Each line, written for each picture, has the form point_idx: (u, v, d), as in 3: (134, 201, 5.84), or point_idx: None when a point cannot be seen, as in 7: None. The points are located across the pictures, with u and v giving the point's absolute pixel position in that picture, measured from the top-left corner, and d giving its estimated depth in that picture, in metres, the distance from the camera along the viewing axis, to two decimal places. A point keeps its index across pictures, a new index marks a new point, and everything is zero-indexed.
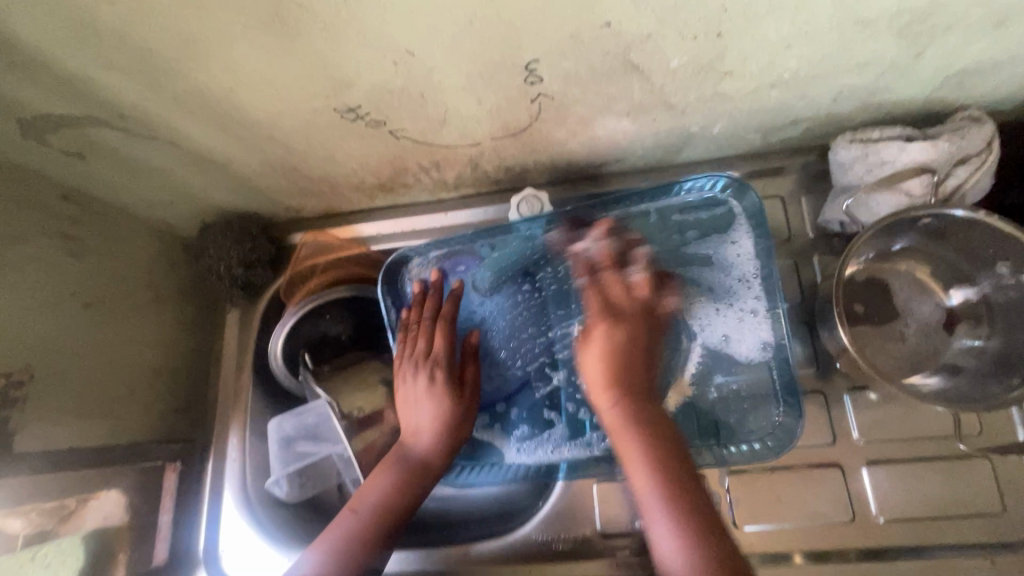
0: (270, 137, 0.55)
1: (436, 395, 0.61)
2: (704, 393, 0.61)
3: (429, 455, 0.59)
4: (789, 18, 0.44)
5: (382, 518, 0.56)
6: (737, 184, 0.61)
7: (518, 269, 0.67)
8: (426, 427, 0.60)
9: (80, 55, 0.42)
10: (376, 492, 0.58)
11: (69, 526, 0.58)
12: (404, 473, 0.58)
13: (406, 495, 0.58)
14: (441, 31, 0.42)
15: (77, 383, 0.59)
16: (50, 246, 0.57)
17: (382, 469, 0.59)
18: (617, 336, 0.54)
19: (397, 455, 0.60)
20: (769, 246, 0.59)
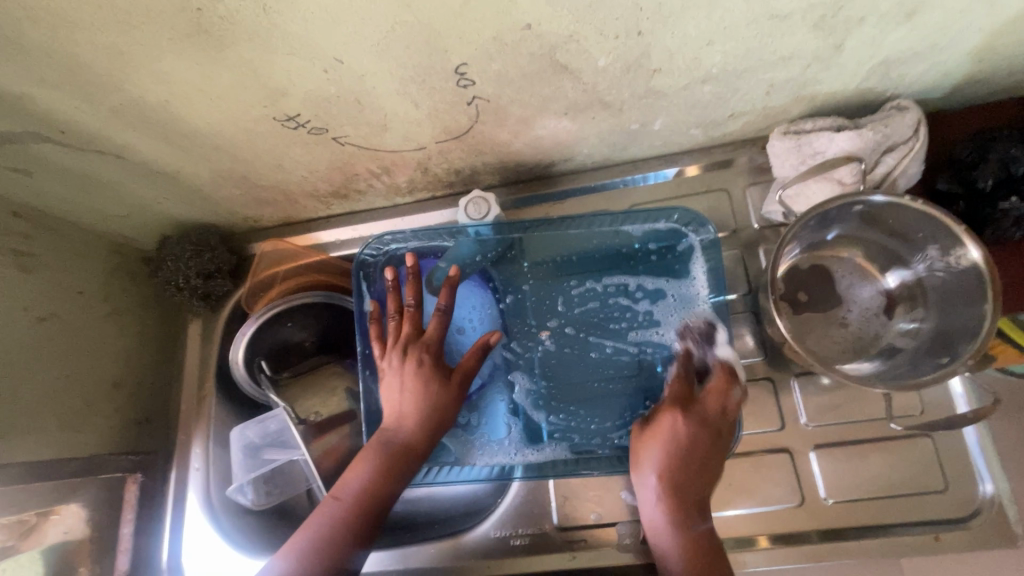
0: (215, 148, 0.56)
1: (419, 378, 0.60)
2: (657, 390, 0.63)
3: (413, 440, 0.58)
4: (703, 14, 0.46)
5: (365, 505, 0.56)
6: (697, 218, 0.64)
7: (470, 269, 0.69)
8: (409, 410, 0.59)
9: (11, 72, 0.43)
10: (358, 479, 0.56)
11: (30, 541, 0.59)
12: (388, 459, 0.57)
13: (390, 480, 0.57)
14: (365, 38, 0.44)
15: (31, 396, 0.59)
16: (1, 262, 0.58)
17: (366, 455, 0.58)
18: (704, 436, 0.55)
19: (379, 439, 0.59)
20: (722, 273, 0.62)
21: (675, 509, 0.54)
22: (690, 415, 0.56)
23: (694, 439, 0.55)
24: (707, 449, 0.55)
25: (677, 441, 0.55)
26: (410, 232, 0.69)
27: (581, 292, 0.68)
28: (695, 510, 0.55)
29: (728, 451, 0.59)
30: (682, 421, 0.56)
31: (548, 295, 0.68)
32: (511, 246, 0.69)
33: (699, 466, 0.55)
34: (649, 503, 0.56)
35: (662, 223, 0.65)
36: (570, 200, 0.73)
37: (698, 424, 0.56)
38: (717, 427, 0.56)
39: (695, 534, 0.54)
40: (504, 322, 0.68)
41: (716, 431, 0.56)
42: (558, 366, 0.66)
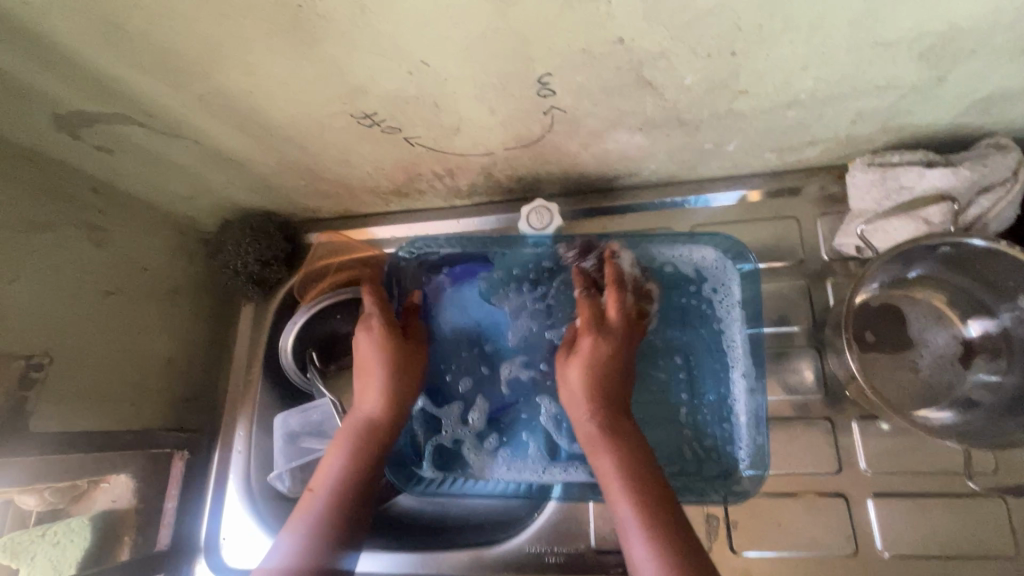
0: (288, 140, 0.57)
1: (388, 372, 0.60)
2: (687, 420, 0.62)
3: (382, 430, 0.59)
4: (804, 37, 0.44)
5: (344, 499, 0.55)
6: (736, 247, 0.62)
7: (505, 281, 0.68)
8: (371, 401, 0.60)
9: (111, 57, 0.44)
10: (335, 467, 0.57)
11: (79, 507, 0.62)
12: (362, 447, 0.58)
13: (367, 473, 0.57)
14: (455, 42, 0.43)
15: (92, 367, 0.61)
16: (76, 235, 0.60)
17: (337, 443, 0.58)
18: (600, 384, 0.54)
19: (351, 426, 0.59)
20: (756, 293, 0.61)
21: (631, 473, 0.48)
22: (603, 358, 0.55)
23: (605, 386, 0.54)
24: (606, 389, 0.54)
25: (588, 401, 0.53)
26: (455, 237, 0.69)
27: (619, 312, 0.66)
28: (653, 490, 0.48)
29: (756, 492, 0.57)
30: (586, 347, 0.56)
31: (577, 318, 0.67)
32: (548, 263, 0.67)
33: (619, 412, 0.53)
34: (626, 519, 0.46)
35: (706, 256, 0.63)
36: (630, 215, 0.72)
37: (583, 366, 0.55)
38: (620, 372, 0.56)
39: (657, 502, 0.47)
40: (529, 340, 0.67)
41: (624, 372, 0.56)
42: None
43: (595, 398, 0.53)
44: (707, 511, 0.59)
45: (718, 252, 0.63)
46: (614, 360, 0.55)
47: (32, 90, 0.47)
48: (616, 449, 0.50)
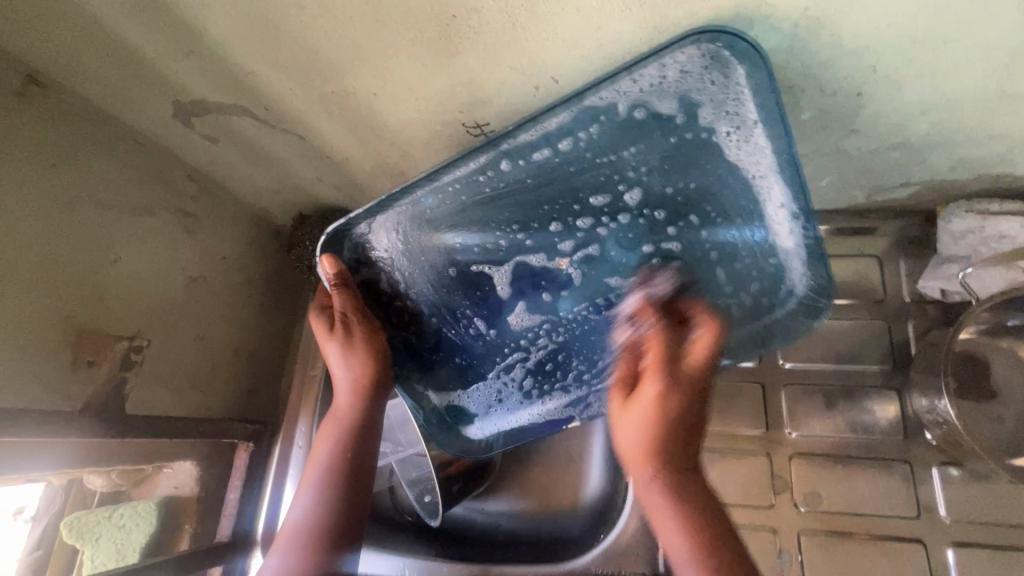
0: (391, 142, 0.57)
1: (343, 363, 0.59)
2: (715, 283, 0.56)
3: (359, 415, 0.59)
4: (934, 84, 0.44)
5: (334, 484, 0.56)
6: (741, 46, 0.37)
7: (475, 222, 0.55)
8: (342, 391, 0.60)
9: (252, 50, 0.44)
10: (324, 453, 0.58)
11: (142, 489, 0.64)
12: (347, 432, 0.59)
13: (354, 460, 0.58)
14: (592, 63, 0.44)
15: (176, 353, 0.61)
16: (173, 221, 0.60)
17: (325, 432, 0.60)
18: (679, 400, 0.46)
19: (335, 416, 0.60)
20: (792, 140, 0.42)
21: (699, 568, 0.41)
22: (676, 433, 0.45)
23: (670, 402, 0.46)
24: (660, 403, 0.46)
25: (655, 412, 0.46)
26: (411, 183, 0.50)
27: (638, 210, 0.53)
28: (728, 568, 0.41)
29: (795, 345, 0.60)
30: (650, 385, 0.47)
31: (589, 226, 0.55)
32: (542, 161, 0.49)
33: (671, 462, 0.45)
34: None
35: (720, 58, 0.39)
36: None
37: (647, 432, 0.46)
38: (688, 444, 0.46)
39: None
40: (540, 267, 0.59)
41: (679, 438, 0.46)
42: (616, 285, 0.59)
43: (651, 452, 0.45)
44: (781, 545, 0.60)
45: (706, 48, 0.39)
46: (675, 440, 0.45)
47: (164, 76, 0.48)
48: (690, 527, 0.43)
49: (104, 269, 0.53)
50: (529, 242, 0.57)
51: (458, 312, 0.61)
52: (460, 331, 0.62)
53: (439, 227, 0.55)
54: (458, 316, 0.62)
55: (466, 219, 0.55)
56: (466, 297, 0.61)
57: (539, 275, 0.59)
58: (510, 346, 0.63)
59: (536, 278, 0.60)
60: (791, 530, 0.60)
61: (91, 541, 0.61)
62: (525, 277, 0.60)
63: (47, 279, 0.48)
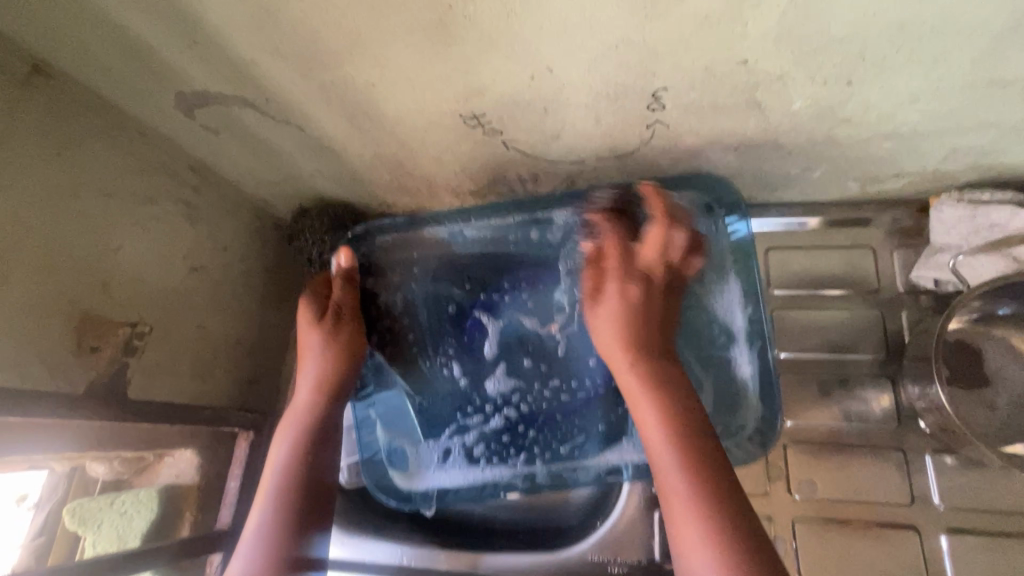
0: (389, 133, 0.58)
1: (319, 357, 0.63)
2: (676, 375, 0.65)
3: (322, 411, 0.61)
4: (922, 72, 0.45)
5: (294, 485, 0.56)
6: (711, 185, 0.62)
7: (490, 264, 0.70)
8: (305, 389, 0.62)
9: (253, 41, 0.45)
10: (281, 454, 0.58)
11: (143, 479, 0.64)
12: (309, 433, 0.60)
13: (315, 455, 0.59)
14: (585, 51, 0.44)
15: (179, 341, 0.62)
16: (175, 211, 0.61)
17: (282, 434, 0.60)
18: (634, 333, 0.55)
19: (294, 418, 0.61)
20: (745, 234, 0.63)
21: (671, 439, 0.47)
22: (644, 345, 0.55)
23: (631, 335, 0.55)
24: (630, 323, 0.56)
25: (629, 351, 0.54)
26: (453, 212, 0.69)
27: None
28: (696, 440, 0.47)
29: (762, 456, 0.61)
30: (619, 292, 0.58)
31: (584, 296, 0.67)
32: (553, 241, 0.68)
33: (635, 355, 0.54)
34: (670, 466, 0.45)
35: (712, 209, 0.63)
36: None
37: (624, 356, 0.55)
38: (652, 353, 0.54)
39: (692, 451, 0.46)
40: (529, 330, 0.69)
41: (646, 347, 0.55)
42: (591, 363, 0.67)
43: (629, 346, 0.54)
44: (775, 532, 0.60)
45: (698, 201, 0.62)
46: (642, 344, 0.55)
47: (167, 67, 0.49)
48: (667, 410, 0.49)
49: (108, 258, 0.54)
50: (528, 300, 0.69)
51: (439, 347, 0.70)
52: (433, 365, 0.70)
53: (455, 266, 0.71)
54: (438, 352, 0.70)
55: (482, 270, 0.71)
56: (455, 342, 0.70)
57: (529, 337, 0.69)
58: (478, 399, 0.70)
59: (524, 343, 0.69)
60: (785, 517, 0.60)
61: (94, 528, 0.60)
62: (507, 329, 0.70)
63: (50, 265, 0.49)
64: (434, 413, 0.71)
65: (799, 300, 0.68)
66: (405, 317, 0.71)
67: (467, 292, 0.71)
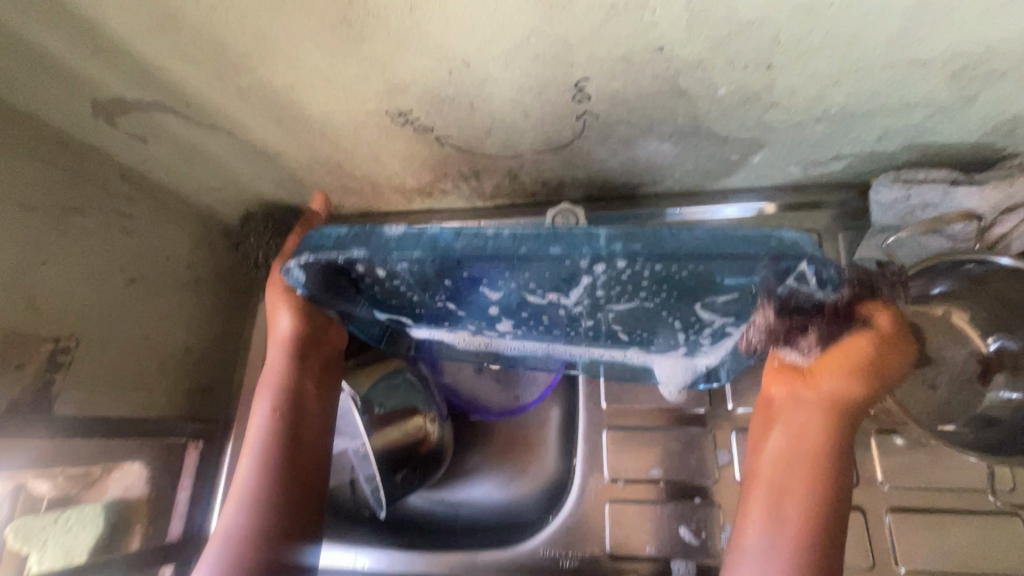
0: (321, 134, 0.57)
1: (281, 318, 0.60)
2: (670, 328, 0.53)
3: (303, 382, 0.61)
4: (839, 54, 0.45)
5: (272, 458, 0.57)
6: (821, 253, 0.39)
7: (484, 266, 0.44)
8: (276, 348, 0.61)
9: (158, 45, 0.44)
10: (262, 414, 0.59)
11: (92, 493, 0.61)
12: (288, 398, 0.60)
13: (291, 425, 0.59)
14: (498, 45, 0.44)
15: (116, 353, 0.61)
16: (106, 221, 0.60)
17: (261, 395, 0.61)
18: (862, 388, 0.48)
19: (271, 380, 0.61)
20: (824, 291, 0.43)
21: (814, 509, 0.47)
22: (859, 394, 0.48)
23: (853, 393, 0.47)
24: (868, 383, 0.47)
25: (831, 402, 0.49)
26: (417, 231, 0.44)
27: (651, 288, 0.46)
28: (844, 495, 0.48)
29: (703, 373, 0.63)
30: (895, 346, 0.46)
31: (595, 301, 0.50)
32: (575, 269, 0.43)
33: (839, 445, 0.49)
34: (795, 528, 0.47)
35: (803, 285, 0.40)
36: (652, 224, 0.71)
37: (826, 405, 0.49)
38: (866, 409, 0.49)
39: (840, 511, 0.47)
40: (525, 299, 0.52)
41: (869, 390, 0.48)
42: (584, 322, 0.56)
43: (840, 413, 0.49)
44: None
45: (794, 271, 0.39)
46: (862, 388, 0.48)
47: (76, 74, 0.48)
48: (818, 470, 0.48)
49: (32, 272, 0.53)
50: (534, 287, 0.49)
51: (430, 293, 0.53)
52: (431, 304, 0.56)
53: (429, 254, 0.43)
54: (433, 296, 0.54)
55: (492, 266, 0.44)
56: (448, 294, 0.53)
57: (528, 305, 0.54)
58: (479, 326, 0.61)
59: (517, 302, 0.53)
60: None
61: (40, 546, 0.57)
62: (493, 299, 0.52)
63: None
64: (448, 324, 0.61)
65: None
66: (388, 280, 0.50)
67: (457, 272, 0.45)
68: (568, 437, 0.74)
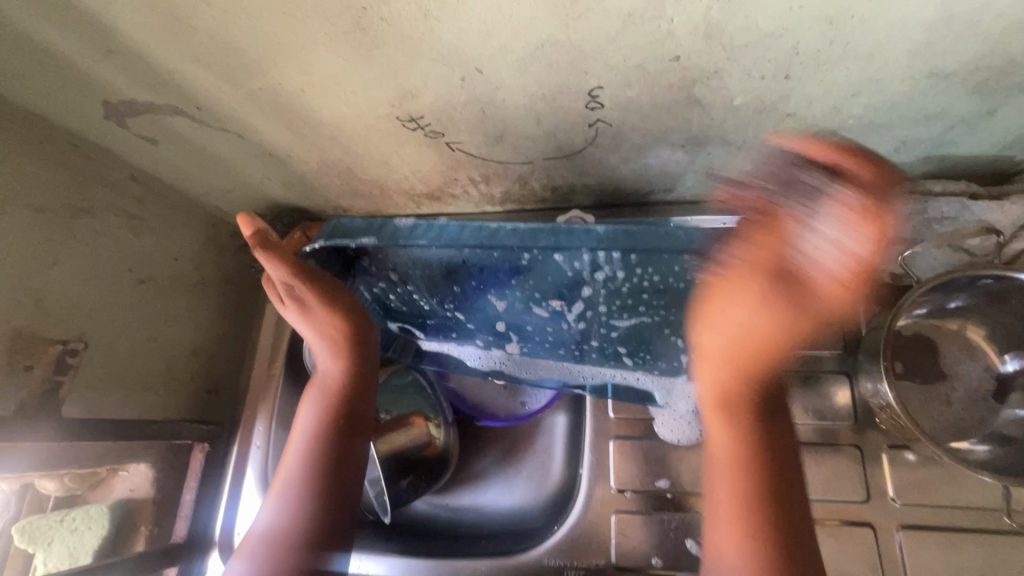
0: (331, 138, 0.57)
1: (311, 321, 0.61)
2: (667, 349, 0.64)
3: (347, 383, 0.62)
4: (859, 65, 0.44)
5: (314, 461, 0.58)
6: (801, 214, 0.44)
7: (489, 262, 0.53)
8: (329, 357, 0.63)
9: (171, 48, 0.44)
10: (306, 417, 0.61)
11: (98, 493, 0.64)
12: (332, 402, 0.61)
13: (336, 429, 0.60)
14: (512, 53, 0.43)
15: (122, 354, 0.61)
16: (115, 222, 0.60)
17: (308, 400, 0.63)
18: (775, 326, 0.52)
19: (318, 385, 0.63)
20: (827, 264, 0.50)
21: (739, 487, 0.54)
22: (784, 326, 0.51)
23: (728, 347, 0.55)
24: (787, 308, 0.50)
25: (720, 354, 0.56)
26: (427, 222, 0.52)
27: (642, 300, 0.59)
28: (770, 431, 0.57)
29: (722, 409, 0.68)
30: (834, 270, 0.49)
31: (599, 314, 0.60)
32: (579, 276, 0.54)
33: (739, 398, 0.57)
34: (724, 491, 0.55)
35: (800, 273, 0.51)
36: None
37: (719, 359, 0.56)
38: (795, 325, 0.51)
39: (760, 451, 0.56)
40: (532, 311, 0.61)
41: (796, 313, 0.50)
42: (590, 342, 0.65)
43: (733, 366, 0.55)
44: None
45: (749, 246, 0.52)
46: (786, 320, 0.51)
47: (90, 77, 0.48)
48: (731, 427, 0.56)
49: (41, 272, 0.53)
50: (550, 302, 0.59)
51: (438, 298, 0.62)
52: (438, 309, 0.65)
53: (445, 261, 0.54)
54: (440, 300, 0.62)
55: (500, 267, 0.54)
56: (455, 301, 0.62)
57: (535, 318, 0.63)
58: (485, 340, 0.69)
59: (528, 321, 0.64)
60: None
61: (45, 546, 0.60)
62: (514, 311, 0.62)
63: None
64: (455, 336, 0.69)
65: None
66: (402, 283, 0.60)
67: (463, 275, 0.56)
68: (574, 448, 0.72)
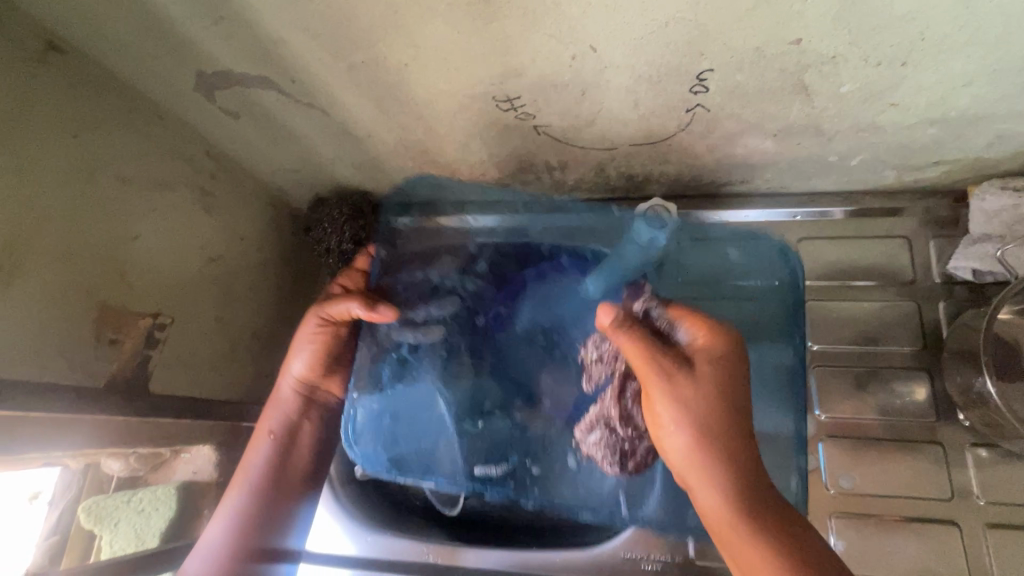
0: (417, 117, 0.56)
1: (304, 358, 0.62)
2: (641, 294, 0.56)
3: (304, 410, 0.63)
4: (982, 52, 0.43)
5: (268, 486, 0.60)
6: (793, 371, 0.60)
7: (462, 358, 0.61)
8: (287, 382, 0.63)
9: (283, 15, 0.43)
10: (262, 446, 0.61)
11: (159, 475, 0.62)
12: (287, 431, 0.62)
13: (290, 456, 0.62)
14: (632, 29, 0.43)
15: (196, 333, 0.60)
16: (191, 197, 0.59)
17: (263, 433, 0.61)
18: (711, 362, 0.46)
19: (275, 412, 0.62)
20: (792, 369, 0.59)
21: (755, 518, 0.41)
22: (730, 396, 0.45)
23: (713, 367, 0.45)
24: (712, 355, 0.46)
25: (714, 380, 0.45)
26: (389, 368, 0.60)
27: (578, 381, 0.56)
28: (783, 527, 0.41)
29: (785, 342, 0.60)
30: (715, 344, 0.46)
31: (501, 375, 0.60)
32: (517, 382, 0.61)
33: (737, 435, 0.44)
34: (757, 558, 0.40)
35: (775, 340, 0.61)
36: (734, 224, 0.69)
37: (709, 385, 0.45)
38: (737, 385, 0.45)
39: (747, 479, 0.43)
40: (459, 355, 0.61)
41: (736, 381, 0.45)
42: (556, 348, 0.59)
43: (716, 406, 0.44)
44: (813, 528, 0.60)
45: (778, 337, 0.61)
46: (730, 384, 0.45)
47: (188, 43, 0.46)
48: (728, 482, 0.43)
49: (128, 246, 0.52)
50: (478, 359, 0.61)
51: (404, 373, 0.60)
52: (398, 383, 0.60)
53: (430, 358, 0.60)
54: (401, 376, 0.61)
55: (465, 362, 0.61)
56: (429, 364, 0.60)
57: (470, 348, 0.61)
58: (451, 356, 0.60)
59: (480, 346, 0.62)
60: (823, 511, 0.60)
61: (112, 526, 0.60)
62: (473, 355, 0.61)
63: (69, 257, 0.46)
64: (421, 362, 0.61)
65: (829, 291, 0.66)
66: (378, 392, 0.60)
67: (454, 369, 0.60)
68: None
